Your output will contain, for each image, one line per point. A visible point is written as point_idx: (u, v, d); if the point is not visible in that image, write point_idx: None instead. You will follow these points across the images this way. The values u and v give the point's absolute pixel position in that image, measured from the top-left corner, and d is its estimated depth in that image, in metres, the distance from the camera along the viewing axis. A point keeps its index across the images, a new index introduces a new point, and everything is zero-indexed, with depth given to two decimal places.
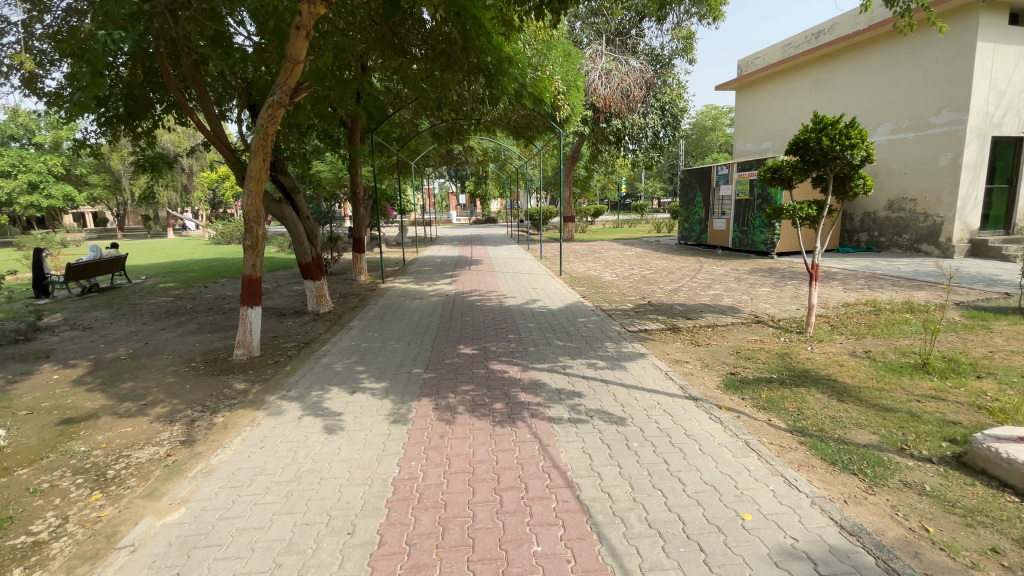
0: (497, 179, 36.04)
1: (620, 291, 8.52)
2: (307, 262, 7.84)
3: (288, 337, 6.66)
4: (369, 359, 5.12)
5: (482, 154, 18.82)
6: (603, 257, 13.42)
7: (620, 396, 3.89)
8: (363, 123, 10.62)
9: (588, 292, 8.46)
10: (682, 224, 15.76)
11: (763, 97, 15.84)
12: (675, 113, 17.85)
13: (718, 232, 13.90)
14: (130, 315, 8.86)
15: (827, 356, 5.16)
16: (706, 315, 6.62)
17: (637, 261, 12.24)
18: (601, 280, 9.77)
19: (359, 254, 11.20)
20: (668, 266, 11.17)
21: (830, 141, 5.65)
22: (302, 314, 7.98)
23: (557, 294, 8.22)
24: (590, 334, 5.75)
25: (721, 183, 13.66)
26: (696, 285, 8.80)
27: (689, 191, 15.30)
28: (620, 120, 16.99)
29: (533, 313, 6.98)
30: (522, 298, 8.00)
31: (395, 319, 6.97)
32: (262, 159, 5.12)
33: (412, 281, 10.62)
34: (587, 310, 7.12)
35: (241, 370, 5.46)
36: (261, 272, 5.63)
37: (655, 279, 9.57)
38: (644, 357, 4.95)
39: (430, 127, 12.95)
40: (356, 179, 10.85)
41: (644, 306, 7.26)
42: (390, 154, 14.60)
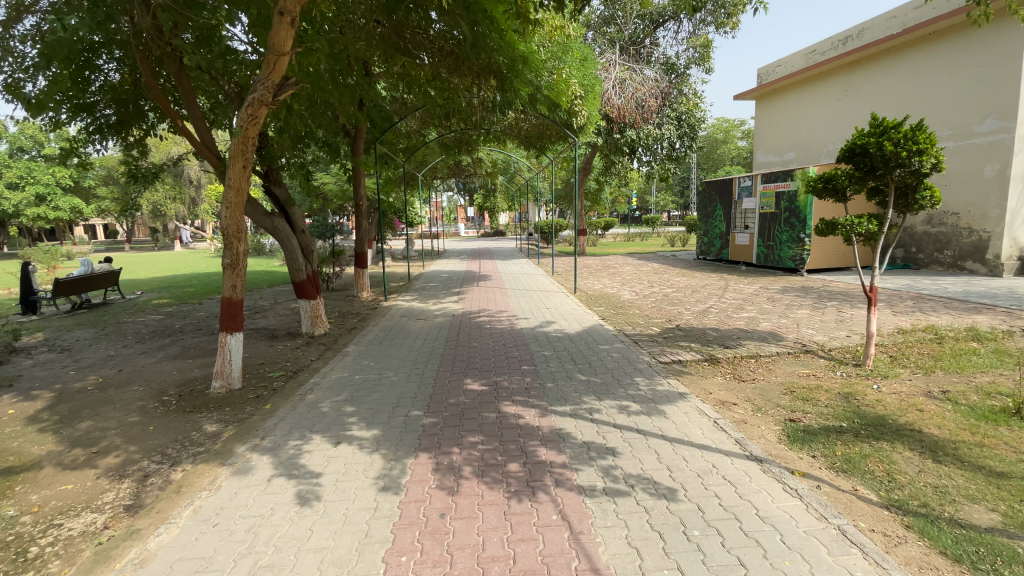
0: (506, 192, 35.54)
1: (643, 312, 7.76)
2: (301, 280, 7.13)
3: (275, 364, 5.97)
4: (361, 398, 4.39)
5: (491, 166, 18.19)
6: (620, 272, 12.67)
7: (667, 457, 3.15)
8: (366, 132, 9.98)
9: (608, 313, 7.71)
10: (701, 239, 15.00)
11: (786, 107, 15.13)
12: (692, 123, 17.11)
13: (741, 247, 13.14)
14: (113, 336, 8.24)
15: (899, 398, 4.38)
16: (745, 343, 5.86)
17: (657, 278, 11.47)
18: (620, 299, 9.02)
19: (360, 269, 10.56)
20: (691, 284, 10.39)
21: (893, 146, 4.90)
22: (295, 336, 7.29)
23: (574, 315, 7.46)
24: (617, 366, 4.99)
25: (743, 195, 12.93)
26: (726, 306, 8.02)
27: (709, 204, 14.57)
28: (635, 130, 16.26)
29: (548, 338, 6.23)
30: (536, 319, 7.26)
31: (395, 344, 6.25)
32: (243, 164, 4.42)
33: (417, 298, 9.93)
34: (609, 334, 6.34)
35: (216, 407, 4.76)
36: (242, 294, 4.91)
37: (680, 299, 8.82)
38: (685, 398, 4.20)
39: (437, 136, 12.34)
40: (360, 192, 10.19)
41: (673, 331, 6.49)
42: (396, 166, 13.97)
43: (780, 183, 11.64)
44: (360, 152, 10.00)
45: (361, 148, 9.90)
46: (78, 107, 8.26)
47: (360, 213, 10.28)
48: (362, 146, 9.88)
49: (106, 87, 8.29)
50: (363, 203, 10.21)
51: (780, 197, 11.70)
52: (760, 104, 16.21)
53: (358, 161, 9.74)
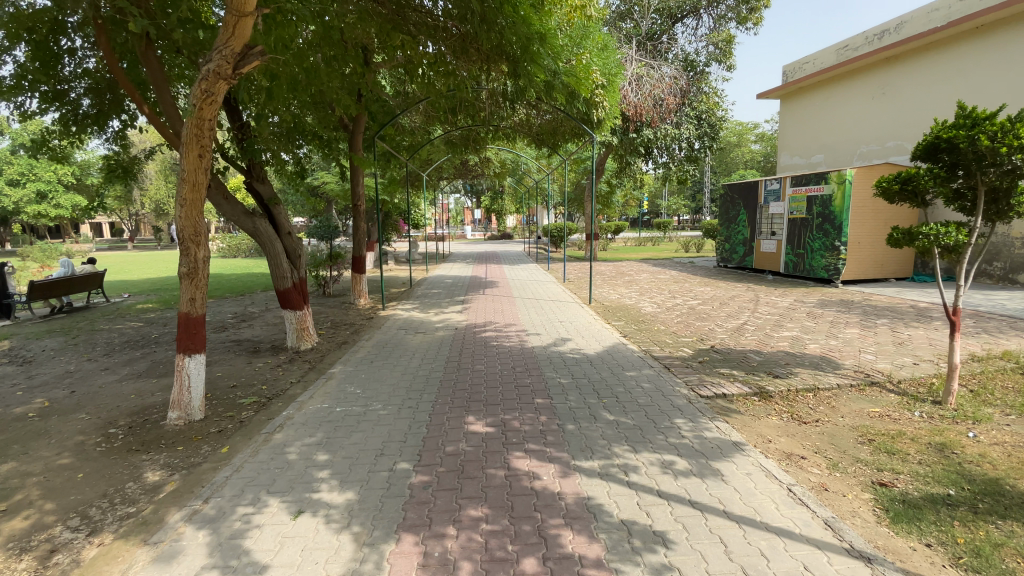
0: (513, 194, 34.77)
1: (671, 329, 6.90)
2: (285, 288, 6.32)
3: (249, 387, 5.16)
4: (338, 442, 3.56)
5: (500, 167, 17.40)
6: (637, 280, 11.80)
7: (740, 553, 2.32)
8: (365, 125, 9.19)
9: (630, 329, 6.86)
10: (722, 245, 14.10)
11: (813, 106, 14.25)
12: (713, 122, 16.17)
13: (767, 255, 12.24)
14: (83, 346, 7.48)
15: (1008, 453, 3.51)
16: (796, 372, 4.99)
17: (678, 287, 10.60)
18: (641, 311, 8.15)
19: (358, 274, 9.76)
20: (717, 295, 9.52)
21: (989, 141, 4.01)
22: (278, 351, 6.49)
23: (592, 332, 6.60)
24: (650, 402, 4.13)
25: (770, 200, 12.05)
26: (762, 323, 7.14)
27: (731, 209, 13.68)
28: (652, 130, 15.35)
29: (564, 360, 5.37)
30: (549, 336, 6.40)
31: (387, 364, 5.43)
32: (200, 150, 3.60)
33: (418, 307, 9.12)
34: (635, 357, 5.48)
35: (168, 445, 3.95)
36: (203, 308, 4.10)
37: (708, 312, 7.96)
38: (743, 452, 3.34)
39: (443, 133, 11.56)
40: (358, 189, 9.35)
41: (708, 353, 5.63)
42: (399, 163, 13.21)
43: (813, 187, 10.77)
44: (359, 148, 9.19)
45: (360, 143, 9.09)
46: (48, 96, 7.54)
47: (358, 214, 9.44)
48: (361, 140, 9.08)
49: (82, 74, 7.57)
50: (362, 202, 9.37)
51: (812, 201, 10.82)
52: (785, 103, 15.31)
53: (355, 156, 8.90)
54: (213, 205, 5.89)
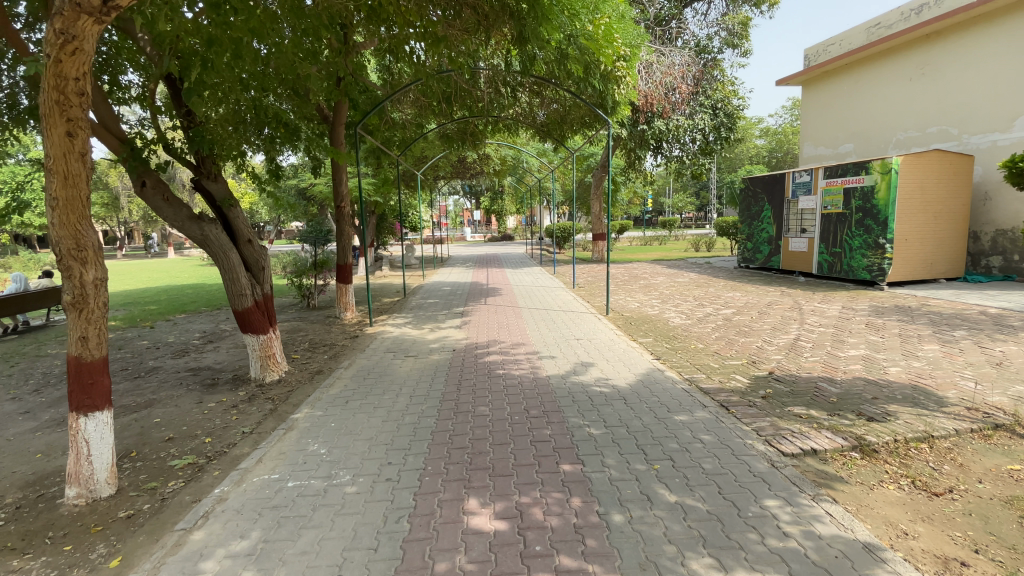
0: (514, 195, 33.66)
1: (712, 347, 5.75)
2: (247, 308, 5.19)
3: (189, 442, 4.02)
4: (278, 552, 2.42)
5: (500, 164, 16.27)
6: (655, 285, 10.64)
7: None
8: (347, 115, 8.04)
9: (662, 350, 5.71)
10: (743, 244, 12.96)
11: (839, 92, 13.15)
12: (729, 113, 14.73)
13: (797, 254, 11.12)
14: (16, 378, 6.34)
15: None
16: (892, 412, 3.85)
17: (704, 292, 9.44)
18: (670, 324, 7.00)
19: (343, 285, 8.61)
20: (751, 302, 8.38)
21: None
22: (238, 385, 5.34)
23: (617, 353, 5.49)
24: (720, 468, 3.01)
25: (799, 193, 10.94)
26: (819, 338, 5.99)
27: (753, 204, 12.55)
28: (663, 121, 14.22)
29: (588, 395, 4.25)
30: (567, 359, 5.27)
31: (367, 404, 4.29)
32: (68, 125, 2.60)
33: (411, 321, 7.99)
34: (679, 390, 4.37)
35: (52, 543, 2.81)
36: (103, 349, 3.00)
37: (748, 324, 6.82)
38: (885, 568, 2.20)
39: (437, 126, 10.44)
40: (340, 188, 8.20)
41: (769, 384, 4.48)
42: (389, 160, 12.05)
43: (850, 178, 9.67)
44: (340, 141, 8.08)
45: (341, 136, 7.98)
46: None
47: (340, 216, 8.29)
48: (343, 133, 7.96)
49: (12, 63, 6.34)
50: (345, 203, 8.24)
51: (849, 193, 9.72)
52: (807, 89, 14.21)
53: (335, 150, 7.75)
54: (152, 208, 4.81)
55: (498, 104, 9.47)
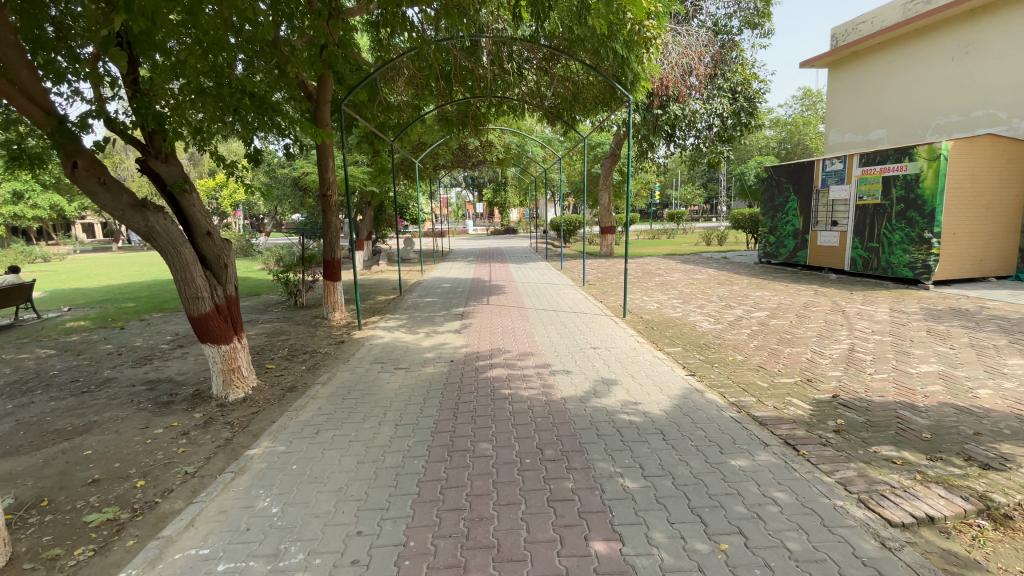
0: (517, 186, 32.67)
1: (754, 361, 4.89)
2: (204, 313, 4.35)
3: (117, 486, 3.20)
4: None
5: (504, 153, 15.32)
6: (673, 282, 9.76)
7: None
8: (333, 92, 7.16)
9: (696, 363, 4.87)
10: (765, 238, 12.08)
11: (872, 74, 12.21)
12: (749, 96, 13.65)
13: (827, 249, 10.25)
14: None
15: None
16: (1010, 457, 3.01)
17: (729, 291, 8.57)
18: (698, 330, 6.14)
19: (330, 282, 7.74)
20: (785, 302, 7.53)
21: None
22: (196, 404, 4.52)
23: (643, 367, 4.66)
24: (812, 552, 2.19)
25: (831, 182, 10.05)
26: (877, 350, 5.15)
27: (776, 195, 11.66)
28: (679, 106, 13.23)
29: (616, 427, 3.41)
30: (585, 375, 4.44)
31: (341, 436, 3.47)
32: None
33: (406, 322, 7.19)
34: (729, 421, 3.53)
35: None
36: None
37: (789, 329, 5.98)
38: None
39: (435, 108, 9.54)
40: (324, 173, 7.33)
41: (839, 414, 3.65)
42: (384, 147, 11.15)
43: (890, 166, 8.79)
44: (325, 121, 7.23)
45: (326, 115, 7.13)
46: None
47: (325, 205, 7.42)
48: (328, 112, 7.12)
49: None
50: (331, 191, 7.37)
51: (889, 183, 8.84)
52: (834, 71, 13.29)
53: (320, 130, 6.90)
54: (84, 192, 3.89)
55: (503, 83, 8.56)
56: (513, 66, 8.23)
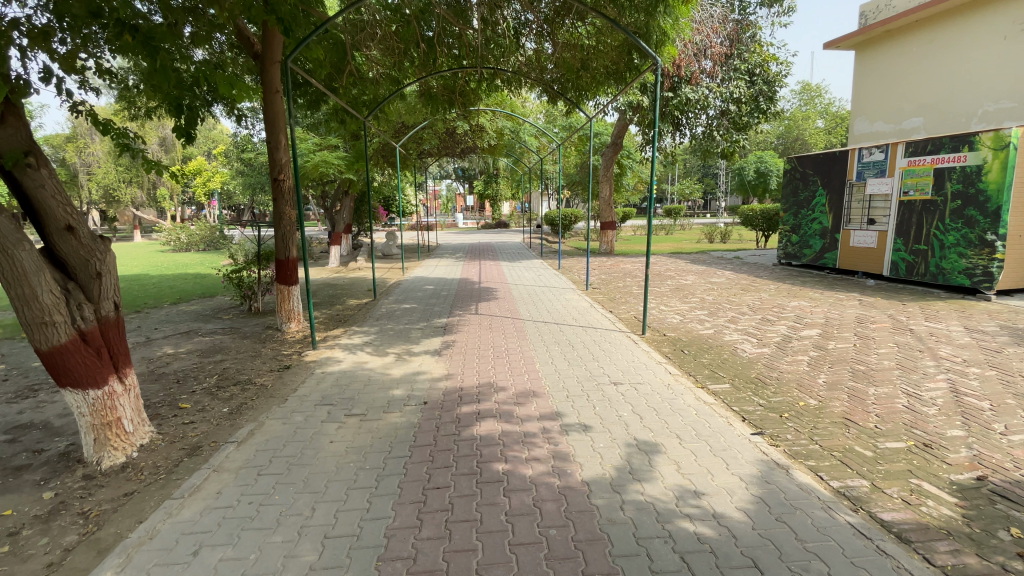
0: (510, 178, 31.28)
1: (835, 409, 3.62)
2: (59, 347, 2.94)
3: None
4: None
5: (496, 139, 13.92)
6: (691, 288, 8.46)
7: None
8: (282, 47, 5.74)
9: (757, 411, 3.59)
10: (786, 237, 10.86)
11: (908, 55, 10.99)
12: (768, 79, 12.15)
13: (862, 251, 9.04)
14: None
15: None
16: None
17: (760, 300, 7.30)
18: (742, 356, 4.85)
19: (283, 286, 6.32)
20: (833, 315, 6.29)
21: None
22: (56, 473, 3.12)
23: (687, 421, 3.37)
24: None
25: (868, 174, 8.82)
26: (988, 391, 3.93)
27: (800, 188, 10.42)
28: (691, 88, 11.80)
29: (680, 555, 2.11)
30: (611, 435, 3.12)
31: (232, 566, 2.13)
32: None
33: (375, 336, 5.82)
34: (854, 542, 2.24)
35: None
36: None
37: (858, 357, 4.73)
38: None
39: (418, 80, 8.17)
40: (274, 151, 5.91)
41: (1011, 521, 2.41)
42: (358, 127, 9.69)
43: (944, 156, 7.58)
44: (275, 86, 5.84)
45: (276, 78, 5.74)
46: None
47: (278, 192, 6.02)
48: (278, 75, 5.76)
49: None
50: (285, 174, 5.96)
51: (942, 175, 7.63)
52: (864, 52, 12.05)
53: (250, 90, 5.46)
54: None
55: (497, 48, 7.15)
56: (507, 27, 6.84)
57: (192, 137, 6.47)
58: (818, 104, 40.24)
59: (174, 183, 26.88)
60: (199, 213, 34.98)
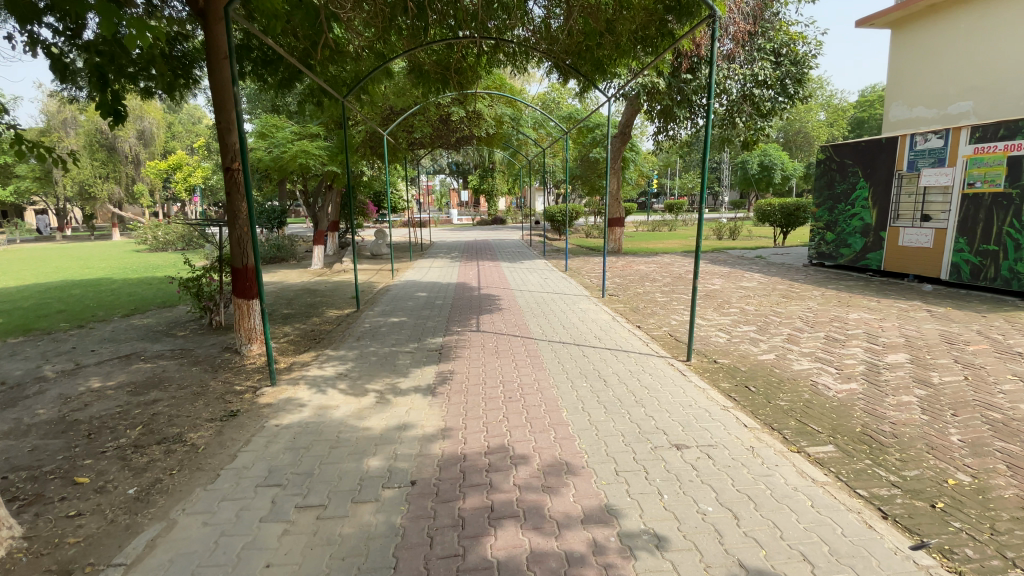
0: (506, 172, 30.06)
1: (1005, 494, 2.53)
2: None
3: None
4: None
5: (494, 127, 12.73)
6: (723, 295, 7.36)
7: None
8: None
9: (899, 502, 2.48)
10: (820, 235, 9.77)
11: (954, 33, 9.90)
12: (796, 60, 11.03)
13: (914, 251, 7.96)
14: None
15: None
16: None
17: (813, 311, 6.19)
18: (827, 397, 3.74)
19: (239, 300, 5.12)
20: (911, 334, 5.20)
21: None
22: None
23: (805, 524, 2.28)
24: None
25: (923, 164, 7.73)
26: None
27: (835, 179, 9.31)
28: (712, 70, 10.68)
29: None
30: (705, 559, 2.01)
31: None
32: None
33: (353, 364, 4.65)
34: None
35: None
36: None
37: (982, 398, 3.63)
38: None
39: (405, 53, 6.94)
40: (225, 135, 4.74)
41: None
42: (339, 110, 8.46)
43: (1019, 142, 6.51)
44: (222, 52, 4.66)
45: (222, 41, 4.57)
46: None
47: (230, 184, 4.84)
48: (226, 37, 4.57)
49: None
50: (237, 162, 4.78)
51: (1017, 164, 6.57)
52: (903, 29, 10.89)
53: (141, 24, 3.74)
54: None
55: (501, 11, 5.95)
56: None
57: (120, 117, 5.41)
58: (821, 95, 39.19)
59: (155, 179, 25.55)
60: (183, 210, 33.57)
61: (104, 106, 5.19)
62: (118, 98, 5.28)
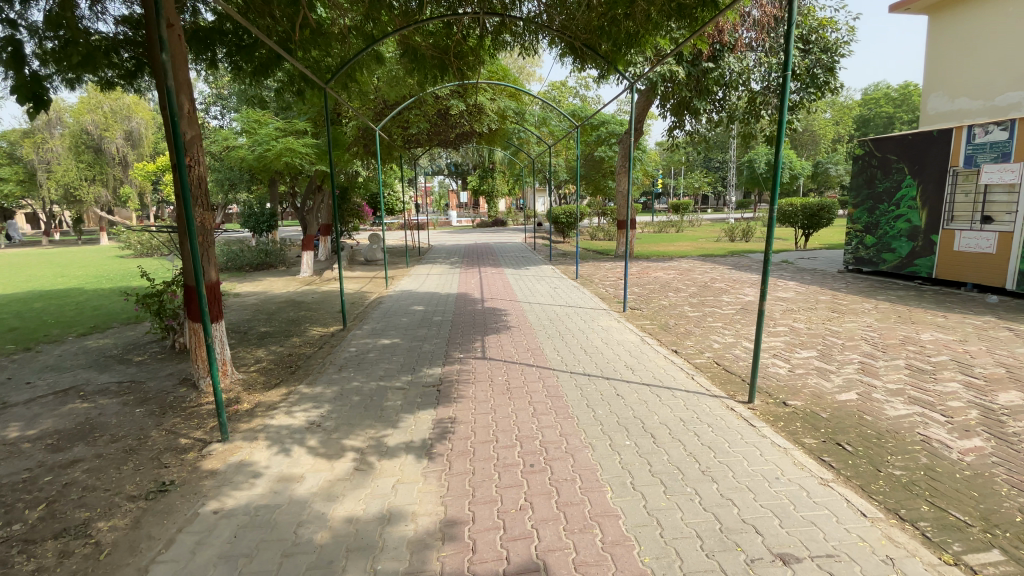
0: (507, 173, 29.18)
1: None
2: None
3: None
4: None
5: (497, 122, 11.84)
6: (762, 308, 6.45)
7: None
8: None
9: None
10: (858, 238, 8.86)
11: (1000, 17, 9.01)
12: (825, 47, 10.14)
13: (971, 257, 7.06)
14: None
15: None
16: None
17: (876, 330, 5.27)
18: (950, 461, 2.80)
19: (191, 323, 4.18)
20: (1009, 361, 4.27)
21: None
22: None
23: None
24: None
25: (983, 159, 6.84)
26: None
27: (876, 177, 8.41)
28: (735, 58, 9.81)
29: None
30: None
31: None
32: None
33: (328, 409, 3.72)
34: None
35: None
36: None
37: None
38: None
39: (396, 31, 6.03)
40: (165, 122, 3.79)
41: None
42: (324, 101, 7.54)
43: None
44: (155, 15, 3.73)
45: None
46: None
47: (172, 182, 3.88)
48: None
49: None
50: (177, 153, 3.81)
51: None
52: (941, 15, 9.99)
53: None
54: None
55: None
56: None
57: (43, 102, 4.53)
58: None
59: (144, 182, 24.68)
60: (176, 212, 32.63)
61: (21, 88, 4.31)
62: (40, 80, 4.41)
